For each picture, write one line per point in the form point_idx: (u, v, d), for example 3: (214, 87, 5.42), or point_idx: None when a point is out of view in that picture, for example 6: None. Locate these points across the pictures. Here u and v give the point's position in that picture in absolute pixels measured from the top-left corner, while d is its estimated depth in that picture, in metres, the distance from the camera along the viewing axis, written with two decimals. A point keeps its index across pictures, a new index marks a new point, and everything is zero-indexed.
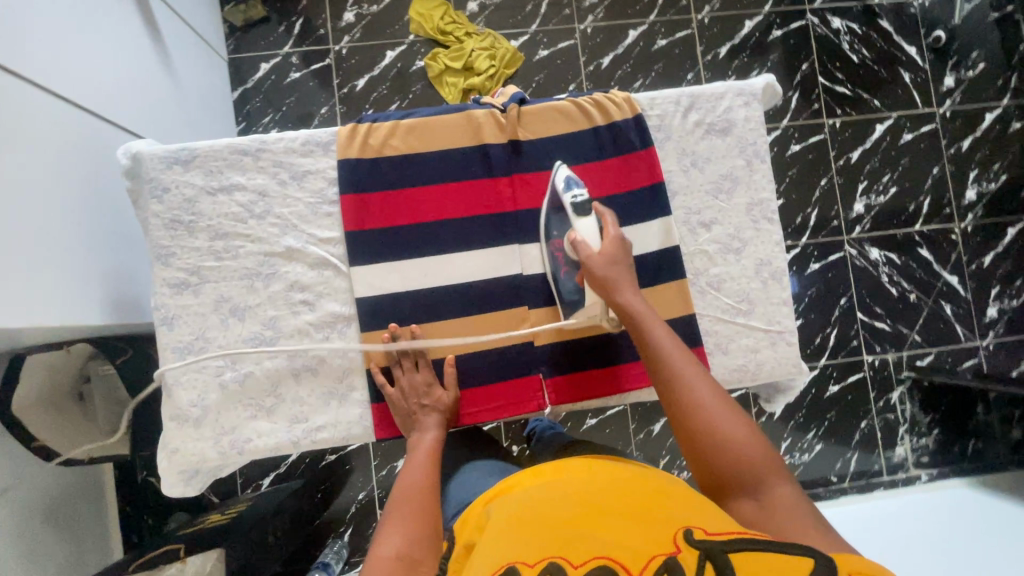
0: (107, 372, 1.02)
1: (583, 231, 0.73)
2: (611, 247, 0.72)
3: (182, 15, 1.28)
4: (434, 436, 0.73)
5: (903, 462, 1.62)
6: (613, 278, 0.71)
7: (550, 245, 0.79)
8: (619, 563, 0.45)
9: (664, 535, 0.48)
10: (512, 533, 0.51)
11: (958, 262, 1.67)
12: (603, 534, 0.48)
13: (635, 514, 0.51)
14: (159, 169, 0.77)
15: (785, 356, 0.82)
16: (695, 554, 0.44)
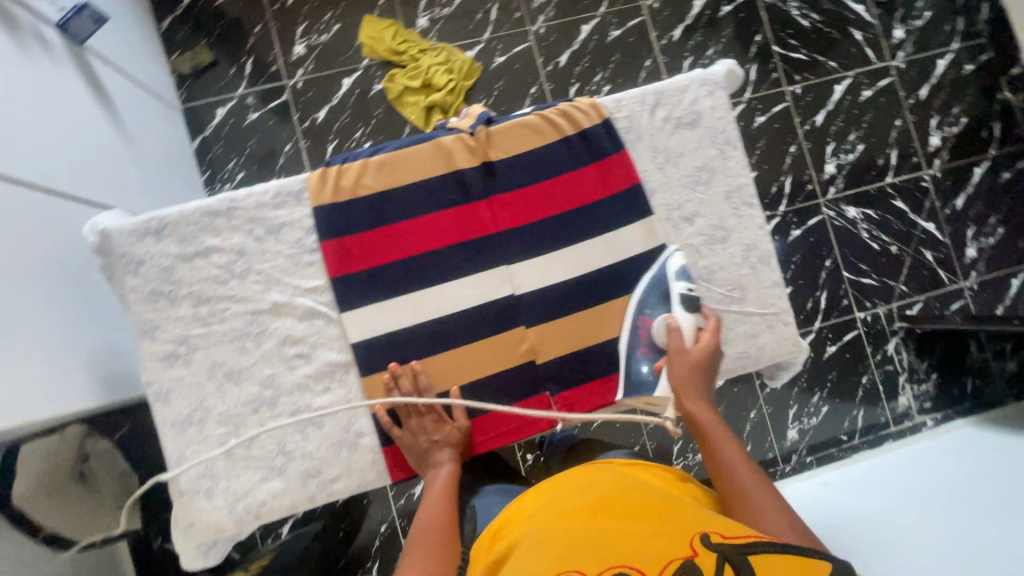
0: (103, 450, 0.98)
1: (683, 318, 0.76)
2: (700, 352, 0.74)
3: (128, 72, 1.25)
4: (450, 470, 0.73)
5: (908, 411, 1.65)
6: (689, 383, 0.72)
7: (638, 318, 0.79)
8: (638, 570, 0.47)
9: (682, 543, 0.50)
10: (532, 551, 0.53)
11: (932, 208, 1.70)
12: (621, 547, 0.50)
13: (649, 527, 0.53)
14: (130, 243, 0.76)
15: (783, 337, 0.83)
16: (713, 556, 0.47)
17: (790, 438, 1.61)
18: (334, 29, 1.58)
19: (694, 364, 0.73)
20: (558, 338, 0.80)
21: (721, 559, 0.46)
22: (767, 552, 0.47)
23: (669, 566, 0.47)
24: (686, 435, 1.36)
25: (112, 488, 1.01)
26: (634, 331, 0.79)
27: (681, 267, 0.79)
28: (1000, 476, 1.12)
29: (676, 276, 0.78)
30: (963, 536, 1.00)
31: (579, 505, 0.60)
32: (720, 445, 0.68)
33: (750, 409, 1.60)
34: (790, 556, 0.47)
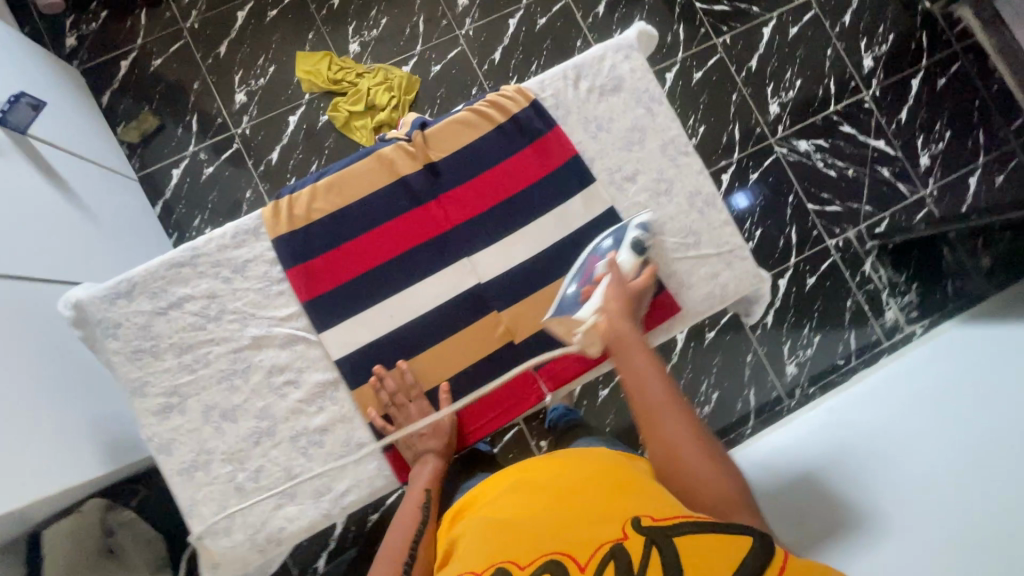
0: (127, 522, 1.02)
1: (624, 257, 0.79)
2: (639, 282, 0.77)
3: (76, 152, 1.28)
4: (435, 467, 0.76)
5: (897, 324, 1.68)
6: (619, 307, 0.74)
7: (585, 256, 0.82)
8: (571, 558, 0.52)
9: (615, 524, 0.55)
10: (479, 537, 0.59)
11: (879, 126, 1.74)
12: (561, 534, 0.55)
13: (590, 505, 0.58)
14: (105, 308, 0.78)
15: (743, 271, 0.86)
16: (642, 540, 0.52)
17: (790, 373, 1.64)
18: (270, 71, 1.61)
19: (629, 292, 0.76)
20: (530, 316, 0.82)
21: (647, 544, 0.51)
22: (691, 534, 0.51)
23: (598, 552, 0.52)
24: None
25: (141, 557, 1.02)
26: (580, 266, 0.81)
27: (643, 222, 0.82)
28: (995, 367, 1.10)
29: (634, 228, 0.81)
30: (959, 438, 0.99)
31: (532, 483, 0.64)
32: (639, 366, 0.68)
33: (746, 353, 1.64)
34: (714, 537, 0.51)
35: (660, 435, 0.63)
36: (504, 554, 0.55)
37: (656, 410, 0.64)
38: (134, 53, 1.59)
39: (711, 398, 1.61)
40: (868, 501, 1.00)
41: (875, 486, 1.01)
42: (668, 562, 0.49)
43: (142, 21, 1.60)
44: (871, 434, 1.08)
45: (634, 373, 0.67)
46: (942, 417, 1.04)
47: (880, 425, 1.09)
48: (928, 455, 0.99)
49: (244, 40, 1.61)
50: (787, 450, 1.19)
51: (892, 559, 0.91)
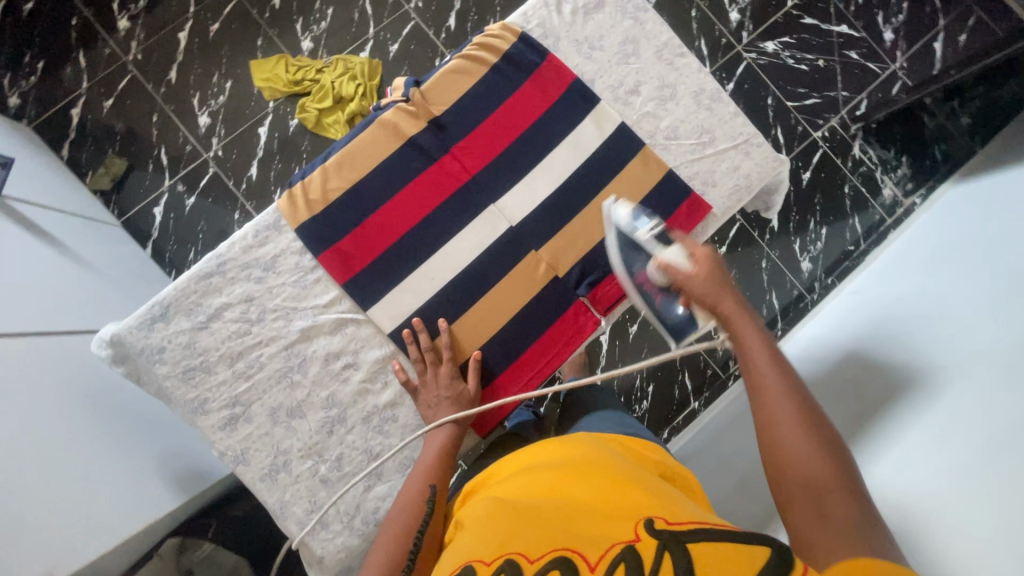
0: (204, 555, 1.00)
1: (672, 256, 0.69)
2: (706, 267, 0.68)
3: (54, 207, 1.23)
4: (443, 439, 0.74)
5: (896, 199, 1.71)
6: (715, 295, 0.67)
7: (634, 278, 0.76)
8: (580, 558, 0.49)
9: (627, 529, 0.51)
10: (484, 525, 0.56)
11: (839, 12, 1.75)
12: (569, 531, 0.52)
13: (602, 506, 0.55)
14: (144, 336, 0.76)
15: (763, 157, 0.86)
16: (654, 544, 0.48)
17: (805, 270, 1.67)
18: (227, 86, 1.56)
19: (712, 287, 0.67)
20: (569, 247, 0.82)
21: (661, 548, 0.47)
22: (707, 542, 0.47)
23: (607, 554, 0.49)
24: None
25: None
26: (640, 289, 0.76)
27: (627, 212, 0.76)
28: (989, 218, 1.12)
29: (637, 222, 0.74)
30: (968, 284, 1.00)
31: (543, 475, 0.62)
32: (749, 346, 0.65)
33: (760, 261, 1.66)
34: (730, 545, 0.46)
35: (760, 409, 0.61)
36: (509, 545, 0.52)
37: (767, 387, 0.62)
38: (82, 99, 1.52)
39: None
40: (916, 364, 0.99)
41: (920, 346, 1.00)
42: (682, 565, 0.45)
43: (82, 63, 1.53)
44: (914, 303, 1.08)
45: (741, 352, 0.65)
46: (948, 275, 1.06)
47: (920, 294, 1.08)
48: (964, 307, 0.98)
49: (193, 60, 1.56)
50: (836, 333, 1.21)
51: (946, 410, 0.90)
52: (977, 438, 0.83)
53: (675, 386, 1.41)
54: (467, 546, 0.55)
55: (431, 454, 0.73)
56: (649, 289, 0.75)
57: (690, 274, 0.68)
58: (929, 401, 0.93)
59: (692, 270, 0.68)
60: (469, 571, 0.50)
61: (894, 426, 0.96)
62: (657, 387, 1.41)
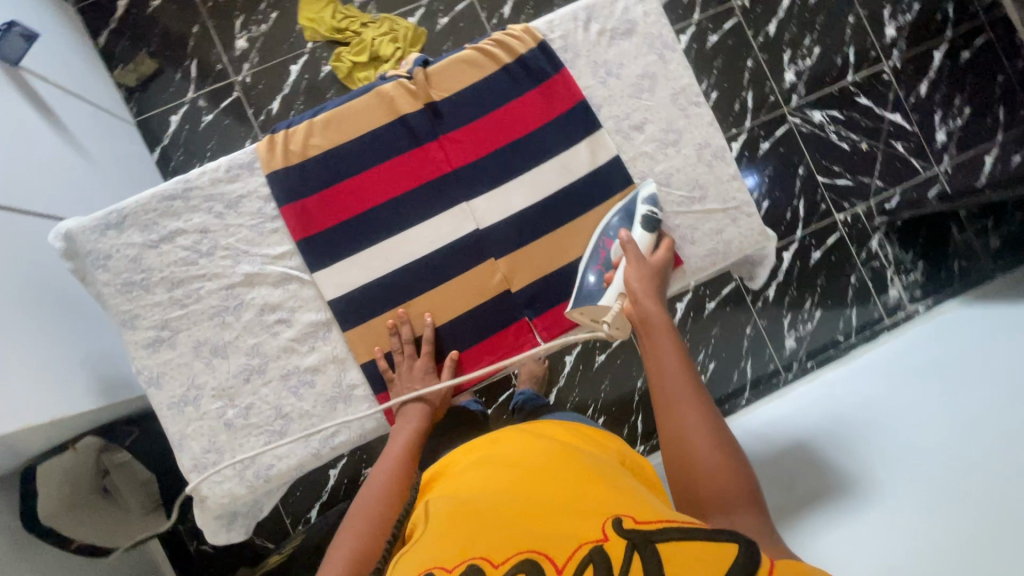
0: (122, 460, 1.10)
1: (637, 238, 0.76)
2: (657, 264, 0.76)
3: (70, 90, 1.24)
4: (416, 427, 0.75)
5: (900, 302, 1.67)
6: (636, 290, 0.72)
7: (601, 236, 0.79)
8: (547, 560, 0.46)
9: (594, 526, 0.49)
10: (442, 528, 0.52)
11: (897, 99, 1.70)
12: (533, 531, 0.50)
13: (563, 499, 0.53)
14: (95, 239, 0.77)
15: (750, 229, 0.83)
16: (623, 543, 0.46)
17: (788, 346, 1.65)
18: (272, 17, 1.56)
19: (646, 273, 0.73)
20: (528, 262, 0.81)
21: (630, 548, 0.45)
22: (677, 541, 0.45)
23: (576, 554, 0.46)
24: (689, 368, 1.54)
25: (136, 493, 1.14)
26: (596, 249, 0.79)
27: (651, 194, 0.79)
28: (990, 340, 1.05)
29: (644, 201, 0.79)
30: (942, 402, 0.95)
31: (499, 472, 0.60)
32: (659, 351, 0.69)
33: (745, 325, 1.63)
34: (699, 544, 0.45)
35: (677, 414, 0.63)
36: (472, 550, 0.49)
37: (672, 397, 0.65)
38: None
39: (708, 368, 1.61)
40: (856, 470, 0.95)
41: (871, 449, 0.96)
42: (651, 567, 0.43)
43: None
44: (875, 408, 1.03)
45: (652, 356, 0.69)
46: (927, 386, 1.00)
47: (883, 397, 1.04)
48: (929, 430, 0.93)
49: None
50: (791, 420, 1.15)
51: (885, 518, 0.86)
52: (903, 557, 0.80)
53: (625, 425, 1.40)
54: (426, 549, 0.51)
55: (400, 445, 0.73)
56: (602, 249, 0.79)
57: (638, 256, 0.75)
58: (859, 509, 0.90)
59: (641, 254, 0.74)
60: None
61: (818, 528, 0.92)
62: (606, 422, 1.39)
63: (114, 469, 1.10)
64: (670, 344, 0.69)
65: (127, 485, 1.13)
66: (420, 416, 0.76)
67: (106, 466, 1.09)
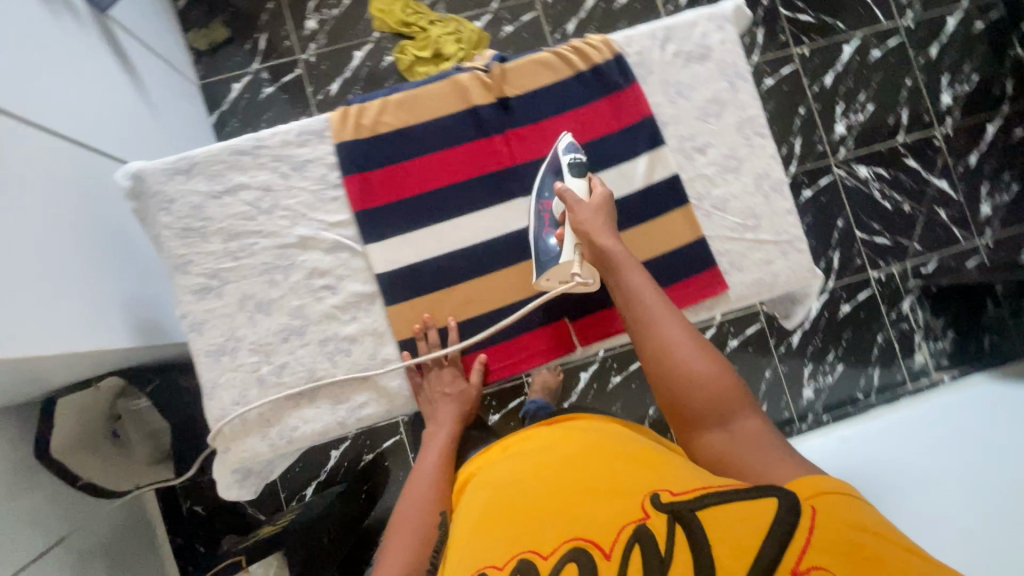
0: (134, 408, 1.12)
1: (573, 186, 0.74)
2: (599, 202, 0.73)
3: (148, 45, 1.29)
4: (448, 432, 0.79)
5: (925, 368, 1.65)
6: (590, 226, 0.71)
7: (538, 204, 0.78)
8: (594, 546, 0.49)
9: (634, 505, 0.52)
10: (488, 526, 0.56)
11: (945, 166, 1.70)
12: (575, 516, 0.53)
13: (599, 482, 0.56)
14: (162, 181, 0.79)
15: (799, 264, 0.83)
16: (665, 518, 0.48)
17: (805, 397, 1.62)
18: (345, 4, 1.61)
19: (594, 215, 0.72)
20: None
21: (672, 522, 0.47)
22: (715, 506, 0.47)
23: (622, 535, 0.49)
24: None
25: (143, 444, 1.15)
26: (537, 216, 0.78)
27: (570, 142, 0.77)
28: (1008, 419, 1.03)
29: (566, 151, 0.77)
30: (962, 479, 0.93)
31: (535, 462, 0.63)
32: (625, 281, 0.68)
33: (765, 368, 1.62)
34: (739, 503, 0.47)
35: (655, 343, 0.63)
36: (519, 545, 0.52)
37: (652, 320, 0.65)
38: None
39: None
40: None
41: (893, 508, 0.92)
42: (696, 537, 0.46)
43: None
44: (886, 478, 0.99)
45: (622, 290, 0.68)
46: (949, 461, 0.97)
47: (897, 467, 1.00)
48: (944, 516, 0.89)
49: None
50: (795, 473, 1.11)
51: None
52: None
53: None
54: (476, 548, 0.54)
55: (435, 452, 0.78)
56: (545, 215, 0.78)
57: (577, 201, 0.73)
58: None
59: (580, 198, 0.73)
60: None
61: None
62: None
63: (126, 416, 1.12)
64: (635, 269, 0.69)
65: (137, 435, 1.14)
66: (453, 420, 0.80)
67: (121, 411, 1.11)
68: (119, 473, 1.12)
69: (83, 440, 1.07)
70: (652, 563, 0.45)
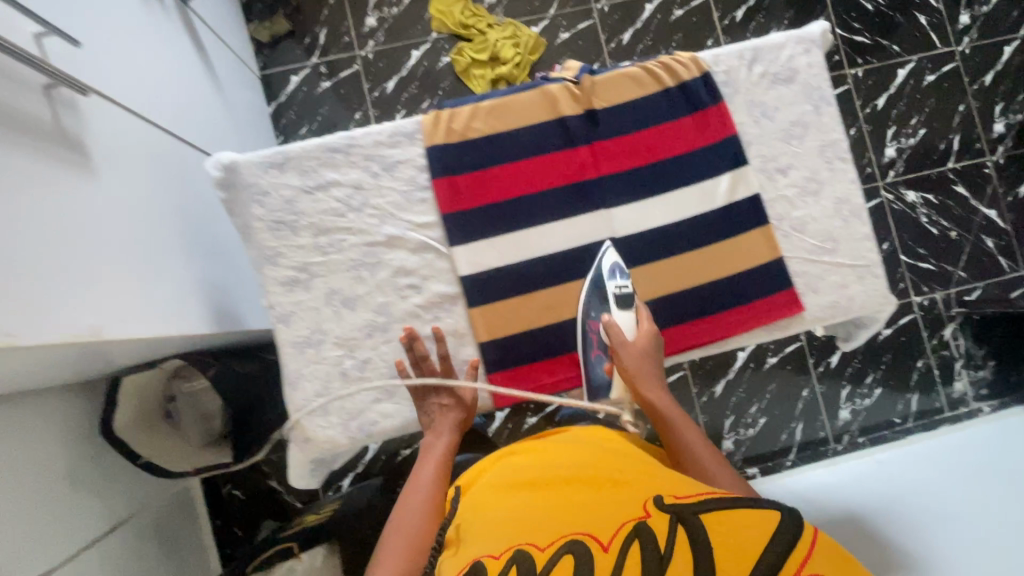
0: (188, 391, 1.11)
1: (622, 323, 0.77)
2: (645, 340, 0.77)
3: (219, 36, 1.31)
4: (449, 440, 0.77)
5: (963, 397, 1.65)
6: (645, 374, 0.76)
7: (586, 323, 0.80)
8: (595, 539, 0.52)
9: (634, 508, 0.55)
10: (489, 525, 0.58)
11: (994, 195, 1.69)
12: (574, 520, 0.55)
13: (597, 493, 0.59)
14: (256, 174, 0.81)
15: (875, 289, 0.84)
16: (665, 518, 0.51)
17: (842, 418, 1.62)
18: (405, 3, 1.63)
19: (645, 359, 0.76)
20: (656, 278, 0.83)
21: (674, 520, 0.50)
22: (716, 510, 0.51)
23: (621, 532, 0.52)
24: (738, 411, 1.59)
25: (195, 427, 1.15)
26: (585, 338, 0.81)
27: (614, 264, 0.79)
28: None
29: (611, 276, 0.78)
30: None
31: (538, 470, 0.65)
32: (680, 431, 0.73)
33: (802, 388, 1.62)
34: (736, 511, 0.50)
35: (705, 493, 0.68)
36: (520, 536, 0.54)
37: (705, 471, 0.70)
38: None
39: (757, 423, 1.60)
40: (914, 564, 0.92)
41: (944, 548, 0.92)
42: (695, 534, 0.48)
43: None
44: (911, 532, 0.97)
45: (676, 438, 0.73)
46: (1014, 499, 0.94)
47: (938, 507, 0.98)
48: None
49: None
50: (827, 493, 1.09)
51: None
52: None
53: None
54: (476, 543, 0.56)
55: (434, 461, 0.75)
56: (593, 337, 0.81)
57: (625, 341, 0.76)
58: None
59: (629, 340, 0.76)
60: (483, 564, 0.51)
61: None
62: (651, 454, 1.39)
63: (180, 397, 1.11)
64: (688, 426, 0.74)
65: (189, 417, 1.14)
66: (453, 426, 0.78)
67: (176, 391, 1.10)
68: (171, 454, 1.13)
69: (140, 420, 1.08)
70: (650, 557, 0.47)
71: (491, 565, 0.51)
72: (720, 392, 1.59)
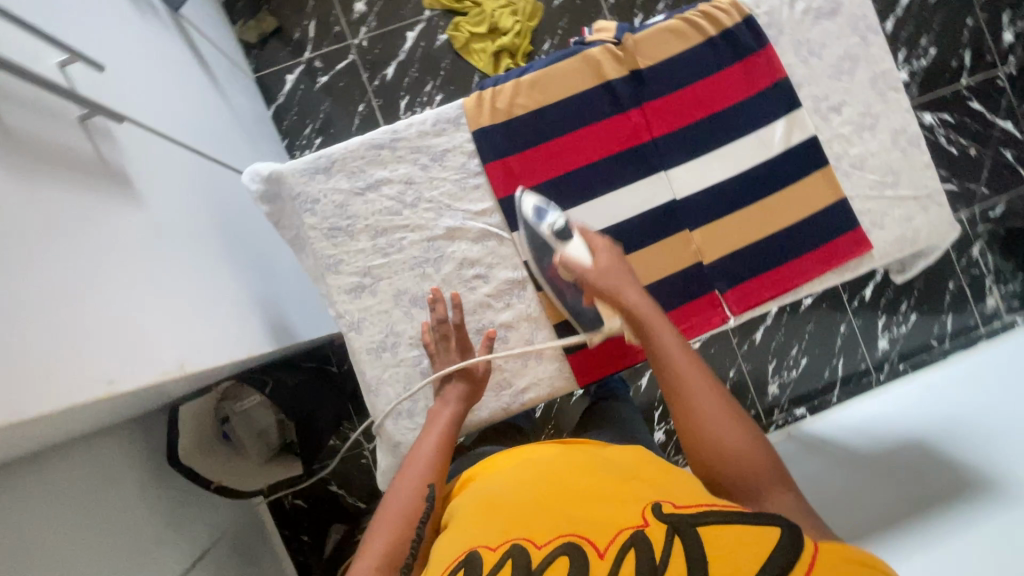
0: (239, 409, 1.09)
1: (574, 251, 0.71)
2: (603, 259, 0.70)
3: (213, 41, 1.24)
4: (453, 410, 0.72)
5: (996, 311, 1.67)
6: (612, 285, 0.68)
7: (546, 271, 0.77)
8: (588, 544, 0.45)
9: (633, 514, 0.48)
10: (484, 515, 0.53)
11: (1009, 107, 1.67)
12: (567, 517, 0.49)
13: (599, 488, 0.53)
14: (303, 182, 0.78)
15: (939, 217, 0.83)
16: (664, 528, 0.44)
17: (881, 348, 1.64)
18: None
19: (608, 277, 0.69)
20: (723, 236, 0.81)
21: (671, 531, 0.43)
22: (721, 524, 0.43)
23: (617, 540, 0.45)
24: (780, 355, 1.60)
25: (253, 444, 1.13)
26: (552, 283, 0.77)
27: (534, 205, 0.75)
28: None
29: (537, 218, 0.74)
30: None
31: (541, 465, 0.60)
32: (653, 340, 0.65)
33: (839, 324, 1.63)
34: (742, 526, 0.43)
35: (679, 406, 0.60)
36: (514, 531, 0.50)
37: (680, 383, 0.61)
38: None
39: (800, 364, 1.61)
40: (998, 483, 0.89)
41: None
42: (693, 551, 0.41)
43: None
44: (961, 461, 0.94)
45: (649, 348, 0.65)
46: None
47: None
48: None
49: None
50: (919, 411, 1.06)
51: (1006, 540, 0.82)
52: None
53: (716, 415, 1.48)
54: (465, 533, 0.51)
55: (437, 430, 0.69)
56: (561, 282, 0.77)
57: (584, 268, 0.70)
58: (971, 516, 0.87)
59: (586, 264, 0.70)
60: (474, 555, 0.47)
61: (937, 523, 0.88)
62: None
63: (232, 417, 1.09)
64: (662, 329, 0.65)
65: (246, 434, 1.12)
66: (461, 395, 0.74)
67: (227, 412, 1.08)
68: (240, 474, 1.10)
69: (202, 444, 1.04)
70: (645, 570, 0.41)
71: (487, 559, 0.46)
72: (760, 338, 1.60)
